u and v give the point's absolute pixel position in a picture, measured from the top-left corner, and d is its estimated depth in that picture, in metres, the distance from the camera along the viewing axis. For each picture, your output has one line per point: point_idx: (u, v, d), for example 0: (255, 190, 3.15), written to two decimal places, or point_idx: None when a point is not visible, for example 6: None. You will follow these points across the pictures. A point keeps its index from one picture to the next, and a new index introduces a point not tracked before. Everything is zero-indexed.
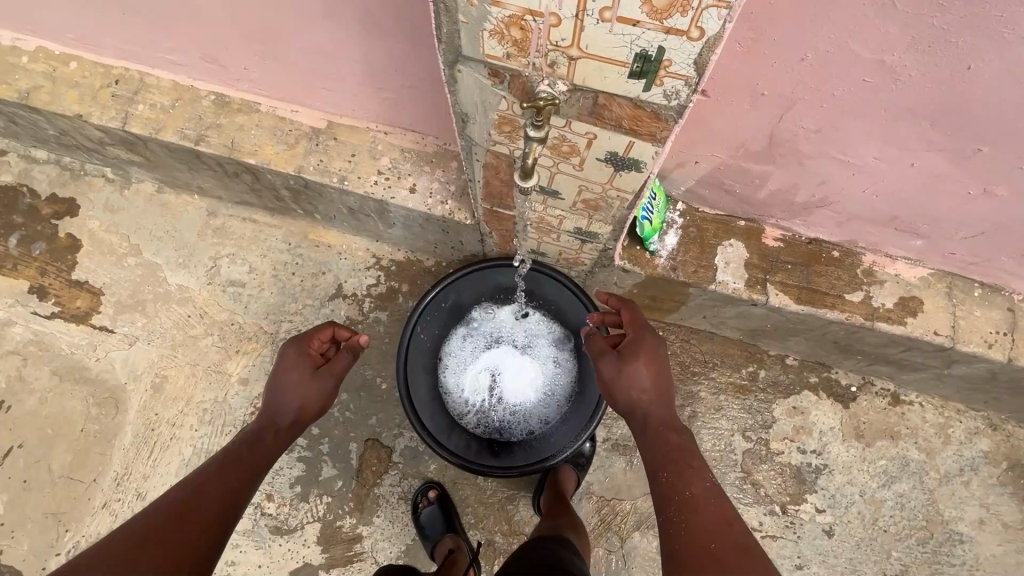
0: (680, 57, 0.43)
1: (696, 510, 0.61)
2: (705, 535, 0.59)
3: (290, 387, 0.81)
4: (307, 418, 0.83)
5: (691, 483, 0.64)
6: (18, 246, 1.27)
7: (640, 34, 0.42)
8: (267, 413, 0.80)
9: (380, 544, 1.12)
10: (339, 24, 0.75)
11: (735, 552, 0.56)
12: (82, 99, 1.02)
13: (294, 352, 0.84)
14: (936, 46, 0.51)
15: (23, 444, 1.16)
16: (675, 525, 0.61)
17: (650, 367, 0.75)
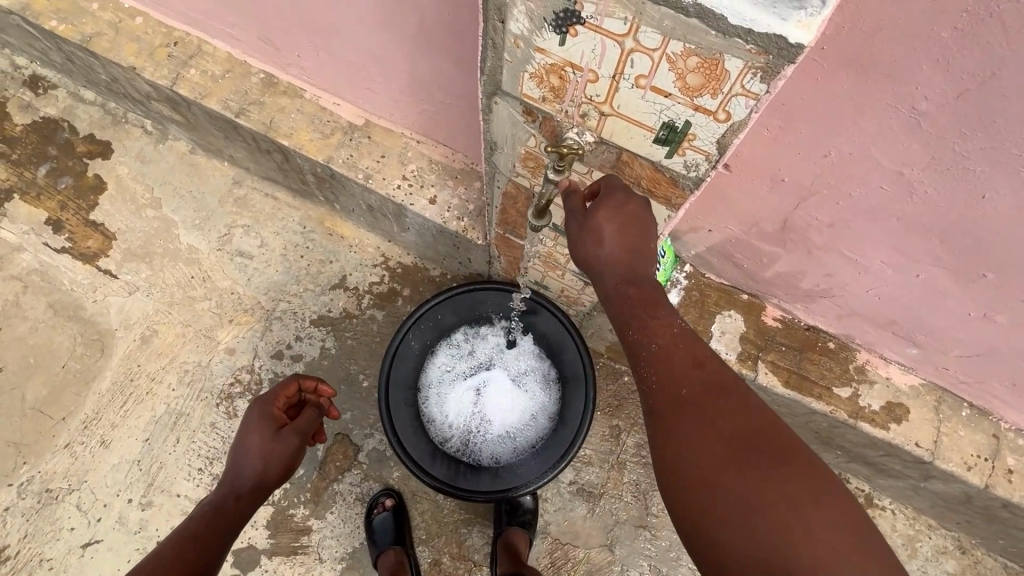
0: (704, 134, 0.45)
1: (675, 361, 0.52)
2: (688, 386, 0.50)
3: (250, 451, 0.77)
4: (270, 484, 0.78)
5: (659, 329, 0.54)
6: (46, 177, 1.26)
7: (670, 106, 0.44)
8: (229, 480, 0.76)
9: (327, 541, 1.11)
10: (395, 34, 0.78)
11: (726, 399, 0.49)
12: (139, 54, 1.06)
13: (256, 413, 0.81)
14: (954, 171, 0.52)
15: (4, 368, 1.17)
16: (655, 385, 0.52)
17: (615, 232, 0.54)
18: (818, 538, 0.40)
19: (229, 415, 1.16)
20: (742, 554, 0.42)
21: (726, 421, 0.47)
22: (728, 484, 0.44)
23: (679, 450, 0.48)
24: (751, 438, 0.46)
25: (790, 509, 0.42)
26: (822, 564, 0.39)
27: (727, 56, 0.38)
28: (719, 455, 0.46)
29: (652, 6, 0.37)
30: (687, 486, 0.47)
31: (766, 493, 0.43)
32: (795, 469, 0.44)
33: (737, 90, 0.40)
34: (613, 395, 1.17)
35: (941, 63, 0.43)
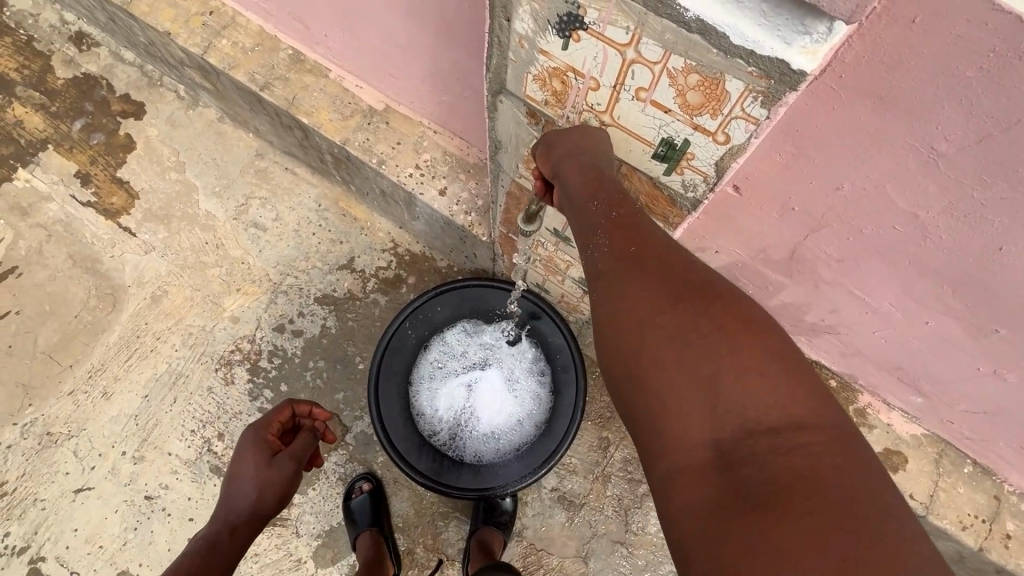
0: (702, 153, 0.49)
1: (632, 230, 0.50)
2: (649, 256, 0.48)
3: (245, 480, 0.76)
4: (266, 512, 0.77)
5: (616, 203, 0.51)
6: (80, 131, 1.29)
7: (670, 121, 0.48)
8: (226, 510, 0.76)
9: (306, 517, 1.13)
10: (418, 22, 0.78)
11: (684, 265, 0.48)
12: (175, 20, 1.08)
13: (249, 439, 0.80)
14: (971, 219, 0.49)
15: (21, 311, 1.22)
16: (614, 252, 0.50)
17: (570, 146, 0.52)
18: (773, 386, 0.41)
19: (227, 381, 1.19)
20: (701, 415, 0.42)
21: (685, 288, 0.46)
22: (687, 349, 0.43)
23: (640, 319, 0.46)
24: (708, 300, 0.45)
25: (746, 364, 0.42)
26: (775, 411, 0.40)
27: (728, 77, 0.42)
28: (677, 321, 0.45)
29: (656, 18, 0.41)
30: (645, 354, 0.45)
31: (723, 353, 0.42)
32: (748, 324, 0.44)
33: (736, 113, 0.44)
34: (606, 406, 1.16)
35: (965, 102, 0.41)
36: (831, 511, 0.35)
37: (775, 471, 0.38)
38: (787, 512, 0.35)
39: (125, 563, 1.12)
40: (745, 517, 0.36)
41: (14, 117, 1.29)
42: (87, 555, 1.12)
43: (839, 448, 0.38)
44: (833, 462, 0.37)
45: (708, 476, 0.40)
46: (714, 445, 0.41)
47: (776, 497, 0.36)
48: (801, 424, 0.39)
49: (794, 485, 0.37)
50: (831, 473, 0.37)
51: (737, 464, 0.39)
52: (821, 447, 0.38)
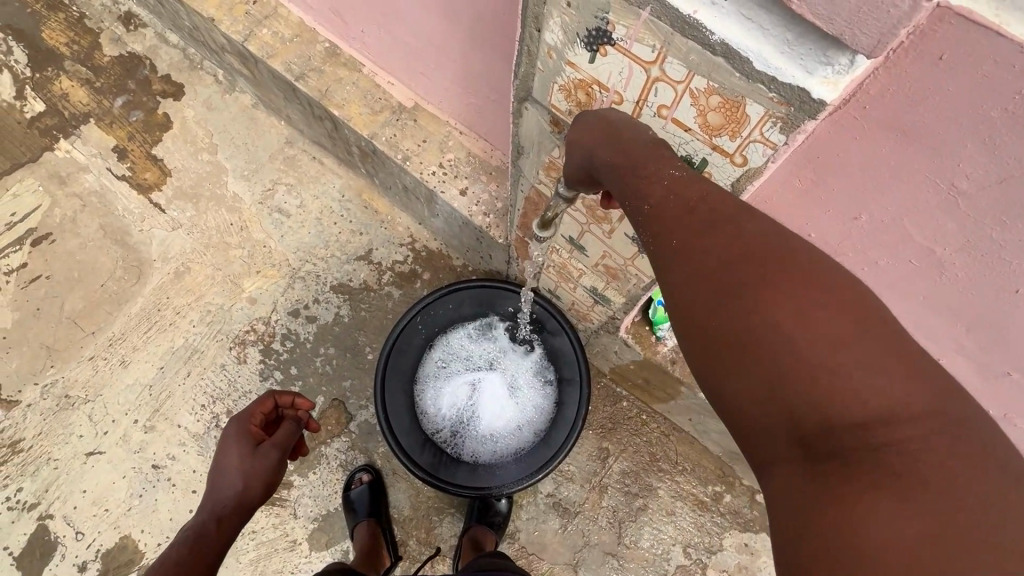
0: (718, 173, 0.51)
1: (687, 202, 0.44)
2: (710, 228, 0.42)
3: (230, 471, 0.75)
4: (254, 503, 0.76)
5: (672, 171, 0.45)
6: (121, 107, 1.34)
7: (689, 140, 0.49)
8: (210, 502, 0.75)
9: (304, 499, 1.15)
10: (453, 24, 0.80)
11: (752, 230, 0.41)
12: (219, 7, 1.11)
13: (233, 432, 0.79)
14: (990, 259, 0.49)
15: (51, 276, 1.26)
16: (670, 232, 0.44)
17: (595, 138, 0.49)
18: (860, 373, 0.34)
19: (239, 360, 1.22)
20: (777, 411, 0.37)
21: (749, 261, 0.40)
22: (753, 339, 0.38)
23: (701, 305, 0.41)
24: (778, 274, 0.38)
25: (825, 351, 0.35)
26: (866, 403, 0.34)
27: (749, 101, 0.43)
28: (739, 306, 0.39)
29: (682, 38, 0.41)
30: (710, 346, 0.41)
31: (805, 330, 0.36)
32: (825, 297, 0.37)
33: (755, 138, 0.45)
34: (608, 417, 1.16)
35: (987, 143, 0.40)
36: (937, 523, 0.30)
37: (869, 475, 0.33)
38: (882, 521, 0.31)
39: (128, 527, 1.15)
40: (835, 526, 0.33)
41: (60, 89, 1.34)
42: (93, 516, 1.15)
43: (946, 440, 0.32)
44: (939, 460, 0.32)
45: (796, 475, 0.36)
46: (798, 442, 0.36)
47: (867, 505, 0.33)
48: (901, 415, 0.33)
49: (891, 490, 0.32)
50: (936, 476, 0.32)
51: (826, 463, 0.35)
52: (924, 441, 0.33)
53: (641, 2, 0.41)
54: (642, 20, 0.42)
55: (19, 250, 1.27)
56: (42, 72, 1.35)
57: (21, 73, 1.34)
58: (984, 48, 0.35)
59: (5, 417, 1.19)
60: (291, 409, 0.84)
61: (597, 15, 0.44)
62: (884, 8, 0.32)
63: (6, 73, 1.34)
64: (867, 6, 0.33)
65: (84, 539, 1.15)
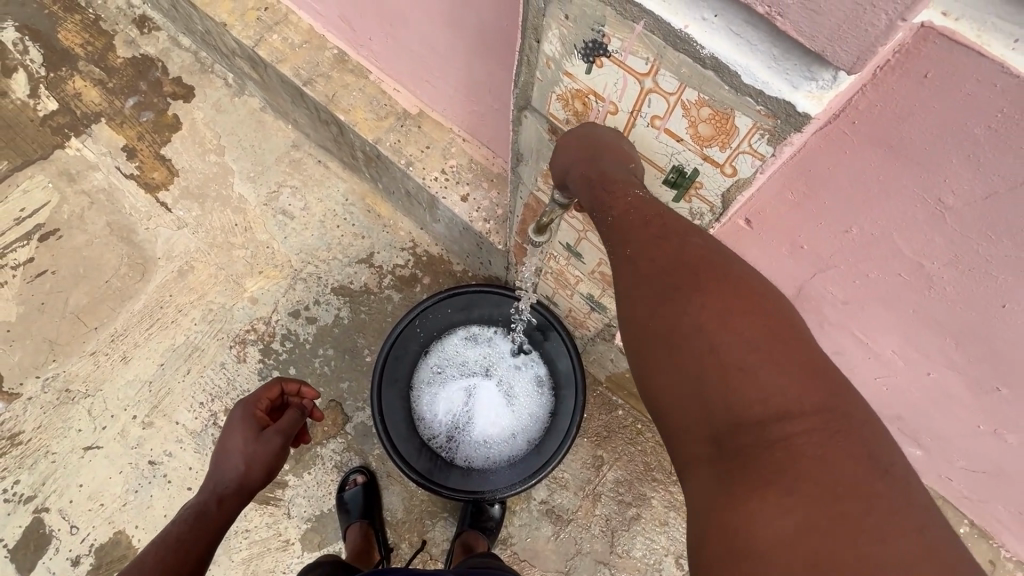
0: (710, 183, 0.52)
1: (644, 216, 0.47)
2: (657, 239, 0.46)
3: (234, 453, 0.76)
4: (254, 486, 0.77)
5: (636, 188, 0.49)
6: (132, 108, 1.37)
7: (681, 150, 0.51)
8: (213, 479, 0.76)
9: (299, 499, 1.16)
10: (457, 34, 0.82)
11: (693, 245, 0.45)
12: (232, 12, 1.13)
13: (239, 415, 0.79)
14: (977, 273, 0.50)
15: (57, 272, 1.28)
16: (623, 241, 0.47)
17: (571, 154, 0.52)
18: (764, 374, 0.38)
19: (239, 358, 1.23)
20: (694, 410, 0.40)
21: (687, 270, 0.43)
22: (678, 342, 0.41)
23: (638, 310, 0.45)
24: (705, 283, 0.42)
25: (736, 353, 0.39)
26: (766, 400, 0.37)
27: (738, 114, 0.44)
28: (670, 309, 0.42)
29: (674, 52, 0.43)
30: (643, 349, 0.44)
31: (734, 329, 0.40)
32: (740, 306, 0.41)
33: (744, 149, 0.46)
34: (604, 425, 1.17)
35: (971, 159, 0.41)
36: (815, 511, 0.33)
37: (764, 469, 0.36)
38: (770, 510, 0.34)
39: (123, 523, 1.16)
40: (733, 516, 0.35)
41: (73, 89, 1.37)
42: (88, 510, 1.16)
43: (831, 438, 0.36)
44: (819, 455, 0.35)
45: (706, 474, 0.39)
46: (710, 441, 0.39)
47: (757, 498, 0.35)
48: (796, 413, 0.37)
49: (779, 486, 0.35)
50: (818, 468, 0.35)
51: (731, 459, 0.38)
52: (811, 439, 0.36)
53: (635, 16, 0.42)
54: (636, 33, 0.43)
55: (26, 246, 1.29)
56: (56, 72, 1.37)
57: (36, 72, 1.37)
58: (966, 68, 0.36)
59: (5, 410, 1.20)
60: (296, 397, 0.86)
61: (594, 28, 0.45)
62: (863, 27, 0.33)
63: (21, 72, 1.37)
64: (848, 25, 0.34)
65: (78, 533, 1.15)
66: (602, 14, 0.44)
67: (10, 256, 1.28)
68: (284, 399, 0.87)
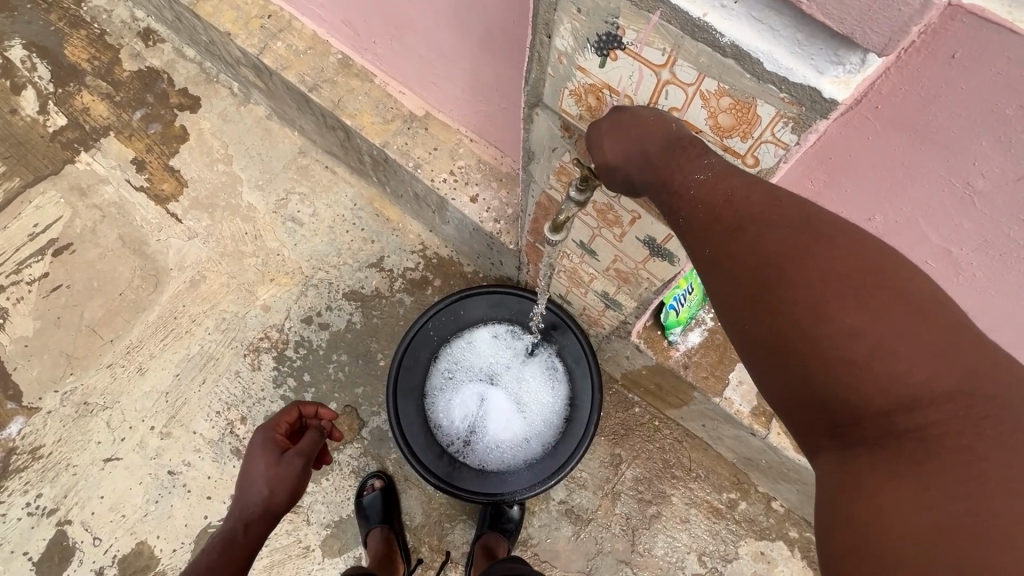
0: None
1: (717, 202, 0.44)
2: (732, 235, 0.43)
3: (256, 479, 0.75)
4: (280, 510, 0.75)
5: (699, 173, 0.45)
6: (139, 120, 1.37)
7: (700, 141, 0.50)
8: (238, 509, 0.74)
9: (317, 506, 1.16)
10: (463, 34, 0.81)
11: (777, 231, 0.41)
12: (235, 22, 1.13)
13: (258, 442, 0.79)
14: (1009, 258, 0.49)
15: (71, 286, 1.29)
16: (702, 244, 0.45)
17: (622, 142, 0.48)
18: (882, 366, 0.36)
19: (253, 366, 1.24)
20: (806, 403, 0.39)
21: (788, 258, 0.40)
22: (777, 339, 0.40)
23: (734, 306, 0.43)
24: (800, 271, 0.39)
25: (850, 346, 0.36)
26: (886, 396, 0.36)
27: (760, 102, 0.43)
28: (767, 305, 0.40)
29: (692, 41, 0.42)
30: (743, 346, 0.43)
31: (843, 322, 0.37)
32: (846, 290, 0.37)
33: (766, 138, 0.45)
34: (620, 423, 1.16)
35: (1003, 141, 0.40)
36: (953, 502, 0.33)
37: (896, 462, 0.36)
38: (898, 503, 0.34)
39: (145, 533, 1.16)
40: (854, 507, 0.36)
41: (81, 104, 1.38)
42: (110, 521, 1.17)
43: (971, 425, 0.34)
44: (962, 448, 0.34)
45: (830, 462, 0.39)
46: (831, 430, 0.39)
47: (884, 490, 0.35)
48: (921, 403, 0.35)
49: (913, 477, 0.35)
50: (962, 460, 0.33)
51: (860, 449, 0.38)
52: (946, 428, 0.34)
53: (651, 6, 0.42)
54: (652, 24, 0.43)
55: (41, 261, 1.30)
56: (64, 88, 1.38)
57: (44, 88, 1.38)
58: (995, 46, 0.35)
59: (27, 424, 1.21)
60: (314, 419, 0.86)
61: (608, 20, 0.45)
62: (895, 6, 0.33)
63: (30, 89, 1.38)
64: (877, 5, 0.33)
65: (101, 544, 1.16)
66: (616, 6, 0.43)
67: (25, 271, 1.30)
68: (302, 421, 0.87)
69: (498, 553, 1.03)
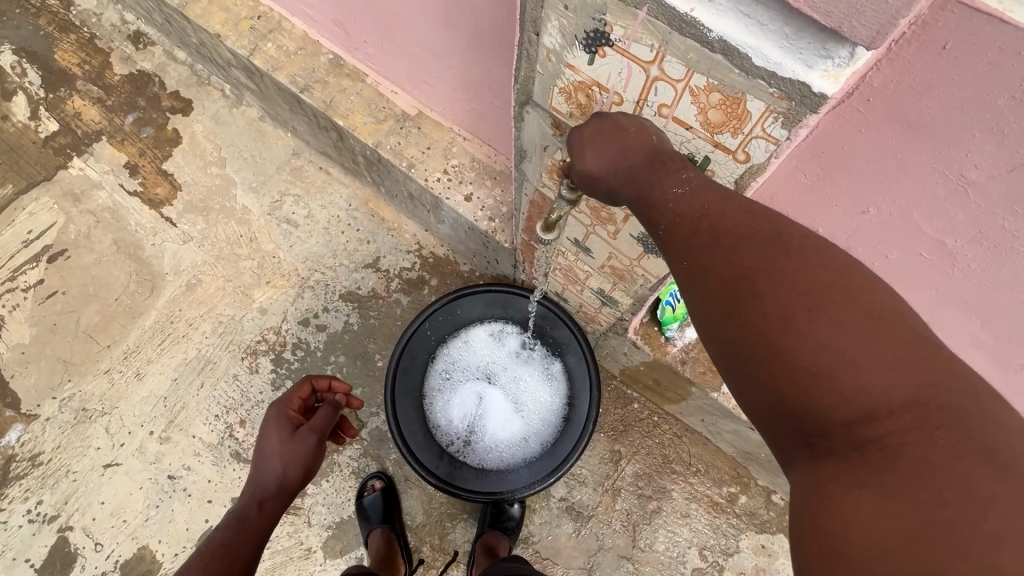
0: (722, 171, 0.51)
1: (692, 216, 0.44)
2: (703, 247, 0.43)
3: (272, 451, 0.75)
4: (295, 487, 0.74)
5: (680, 186, 0.46)
6: (131, 124, 1.37)
7: (691, 138, 0.49)
8: (252, 485, 0.73)
9: (318, 507, 1.16)
10: (453, 33, 0.80)
11: (743, 243, 0.41)
12: (225, 23, 1.12)
13: (274, 415, 0.80)
14: (1003, 250, 0.49)
15: (66, 292, 1.28)
16: (676, 258, 0.45)
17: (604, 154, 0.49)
18: (845, 377, 0.36)
19: (252, 369, 1.23)
20: (776, 414, 0.39)
21: (755, 270, 0.40)
22: (747, 350, 0.40)
23: (706, 316, 0.43)
24: (768, 283, 0.39)
25: (815, 357, 0.36)
26: (850, 406, 0.36)
27: (749, 97, 0.43)
28: (738, 316, 0.40)
29: (680, 37, 0.42)
30: (717, 357, 0.43)
31: (809, 333, 0.37)
32: (813, 301, 0.37)
33: (757, 134, 0.45)
34: (619, 419, 1.16)
35: (996, 132, 0.39)
36: (913, 513, 0.32)
37: (860, 472, 0.36)
38: (864, 514, 0.34)
39: (146, 538, 1.16)
40: (823, 519, 0.36)
41: (73, 109, 1.37)
42: (111, 527, 1.17)
43: (930, 437, 0.34)
44: (922, 459, 0.34)
45: (801, 474, 0.39)
46: (803, 441, 0.39)
47: (852, 501, 0.35)
48: (883, 414, 0.35)
49: (878, 488, 0.34)
50: (923, 471, 0.33)
51: (827, 461, 0.37)
52: (907, 439, 0.34)
53: (638, 2, 0.41)
54: (640, 19, 0.42)
55: (36, 267, 1.30)
56: (55, 93, 1.38)
57: (35, 94, 1.38)
58: (987, 36, 0.34)
59: (25, 432, 1.21)
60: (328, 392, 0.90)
61: (595, 17, 0.44)
62: None
63: (20, 95, 1.38)
64: None
65: (103, 550, 1.16)
66: (603, 2, 0.43)
67: (20, 278, 1.29)
68: (316, 396, 0.90)
69: (499, 552, 1.03)
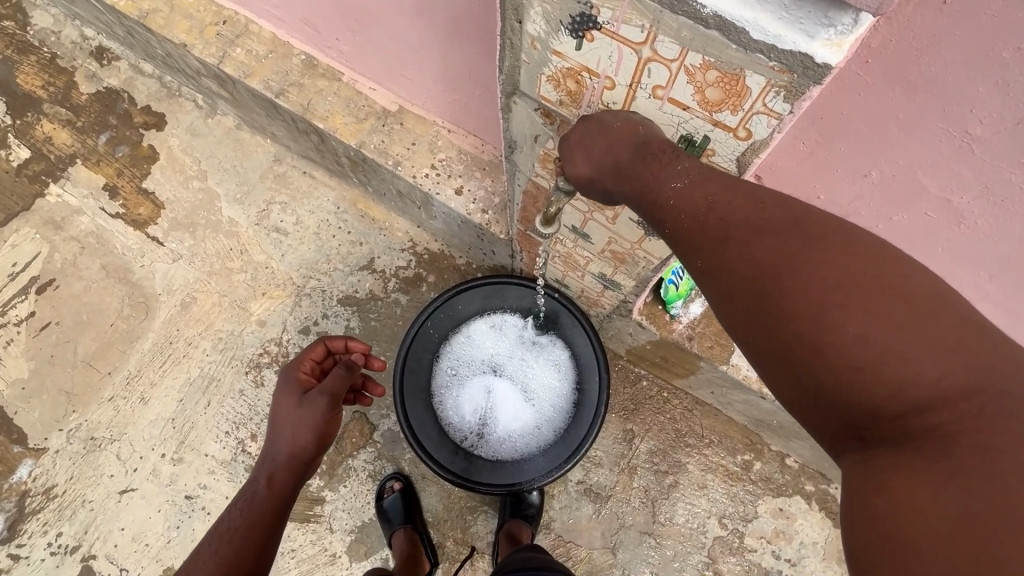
0: (724, 149, 0.49)
1: (701, 212, 0.46)
2: (720, 245, 0.45)
3: (282, 414, 0.75)
4: (312, 452, 0.73)
5: (676, 180, 0.46)
6: (105, 144, 1.33)
7: (689, 118, 0.48)
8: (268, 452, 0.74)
9: (339, 513, 1.16)
10: (429, 24, 0.78)
11: (769, 240, 0.42)
12: (190, 31, 1.08)
13: (285, 380, 0.80)
14: (1011, 204, 0.48)
15: (59, 322, 1.26)
16: (699, 260, 0.46)
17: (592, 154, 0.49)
18: (891, 369, 0.37)
19: (257, 383, 1.23)
20: (823, 410, 0.40)
21: (786, 268, 0.41)
22: (790, 350, 0.41)
23: (740, 318, 0.44)
24: (801, 280, 0.40)
25: (859, 350, 0.38)
26: (899, 398, 0.37)
27: (749, 72, 0.41)
28: (774, 314, 0.41)
29: (672, 15, 0.40)
30: (757, 358, 0.44)
31: (851, 329, 0.38)
32: (845, 296, 0.38)
33: (758, 109, 0.44)
34: (630, 399, 1.16)
35: (1002, 86, 0.38)
36: (975, 493, 0.33)
37: (916, 459, 0.36)
38: (919, 498, 0.35)
39: (170, 559, 1.17)
40: (878, 506, 0.37)
41: (42, 134, 1.33)
42: (134, 552, 1.17)
43: (986, 422, 0.35)
44: (981, 443, 0.34)
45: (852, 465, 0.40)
46: (853, 435, 0.40)
47: (905, 487, 0.36)
48: (935, 403, 0.36)
49: (935, 474, 0.35)
50: (981, 453, 0.34)
51: (882, 451, 0.38)
52: (962, 424, 0.35)
53: None
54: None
55: (25, 300, 1.27)
56: (22, 119, 1.33)
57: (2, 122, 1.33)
58: None
59: (36, 466, 1.20)
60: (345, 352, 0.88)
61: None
62: None
63: None
64: None
65: None
66: None
67: (10, 313, 1.27)
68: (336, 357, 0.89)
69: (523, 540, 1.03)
